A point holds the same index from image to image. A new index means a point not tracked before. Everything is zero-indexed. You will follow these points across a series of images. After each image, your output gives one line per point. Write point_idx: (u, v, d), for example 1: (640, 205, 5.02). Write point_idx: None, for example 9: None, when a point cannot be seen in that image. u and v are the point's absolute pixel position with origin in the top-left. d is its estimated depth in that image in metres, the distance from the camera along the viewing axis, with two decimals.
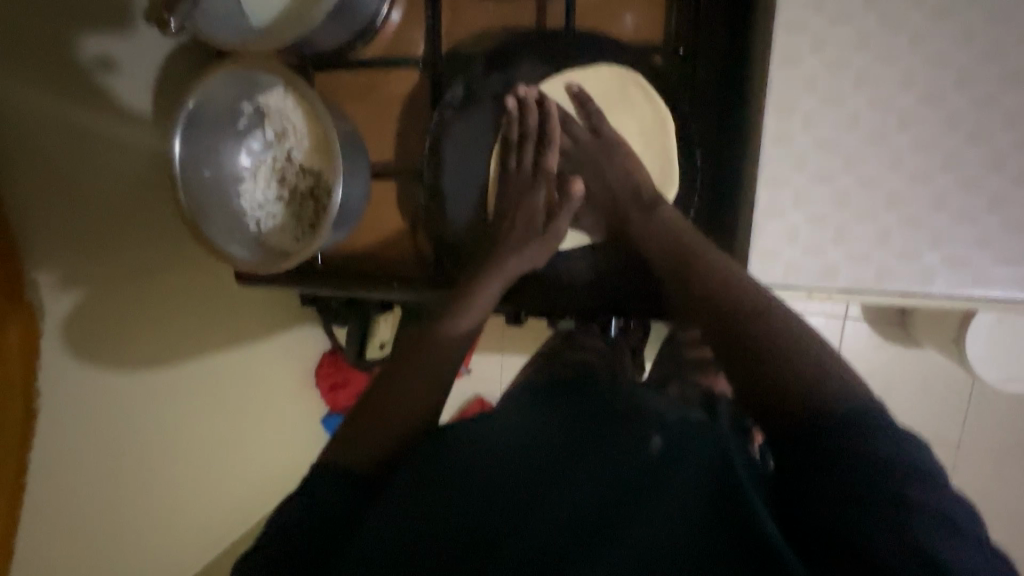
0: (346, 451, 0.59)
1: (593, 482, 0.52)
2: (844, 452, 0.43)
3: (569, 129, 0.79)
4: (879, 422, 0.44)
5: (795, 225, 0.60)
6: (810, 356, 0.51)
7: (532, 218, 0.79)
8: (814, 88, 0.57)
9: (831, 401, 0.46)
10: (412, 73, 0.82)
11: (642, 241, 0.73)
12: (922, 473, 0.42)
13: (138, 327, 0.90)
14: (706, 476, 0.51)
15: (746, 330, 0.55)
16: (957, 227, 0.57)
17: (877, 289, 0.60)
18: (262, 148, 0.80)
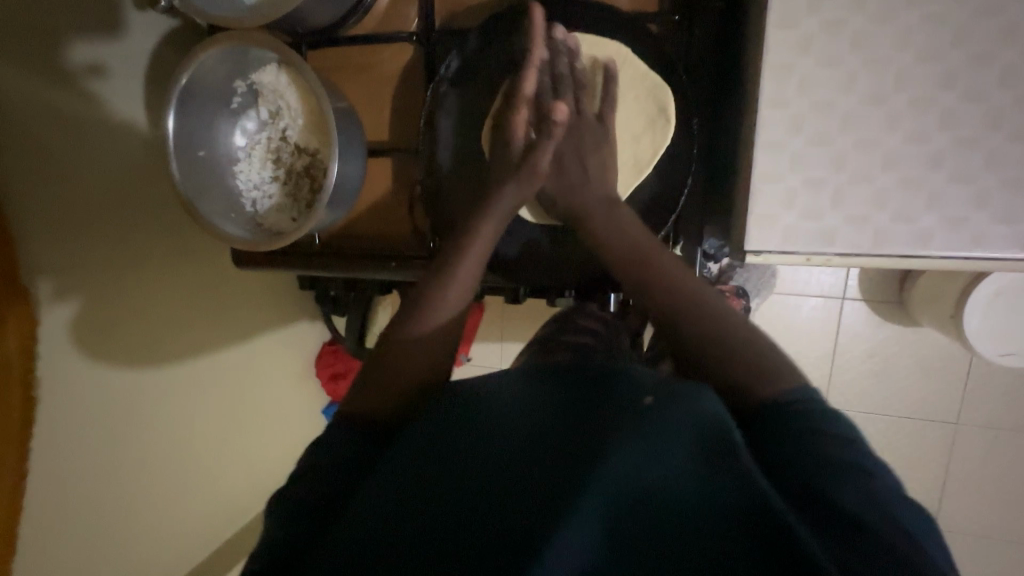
0: (341, 418, 0.50)
1: (566, 450, 0.39)
2: (801, 434, 0.40)
3: (577, 96, 0.68)
4: (828, 416, 0.41)
5: (793, 188, 0.59)
6: (754, 345, 0.47)
7: (508, 144, 0.67)
8: (809, 50, 0.56)
9: (777, 393, 0.43)
10: (405, 48, 0.79)
11: (610, 236, 0.59)
12: (883, 476, 0.38)
13: (142, 308, 0.94)
14: (698, 425, 0.39)
15: (681, 329, 0.49)
16: (954, 187, 0.55)
17: (875, 253, 0.58)
18: (257, 128, 0.81)
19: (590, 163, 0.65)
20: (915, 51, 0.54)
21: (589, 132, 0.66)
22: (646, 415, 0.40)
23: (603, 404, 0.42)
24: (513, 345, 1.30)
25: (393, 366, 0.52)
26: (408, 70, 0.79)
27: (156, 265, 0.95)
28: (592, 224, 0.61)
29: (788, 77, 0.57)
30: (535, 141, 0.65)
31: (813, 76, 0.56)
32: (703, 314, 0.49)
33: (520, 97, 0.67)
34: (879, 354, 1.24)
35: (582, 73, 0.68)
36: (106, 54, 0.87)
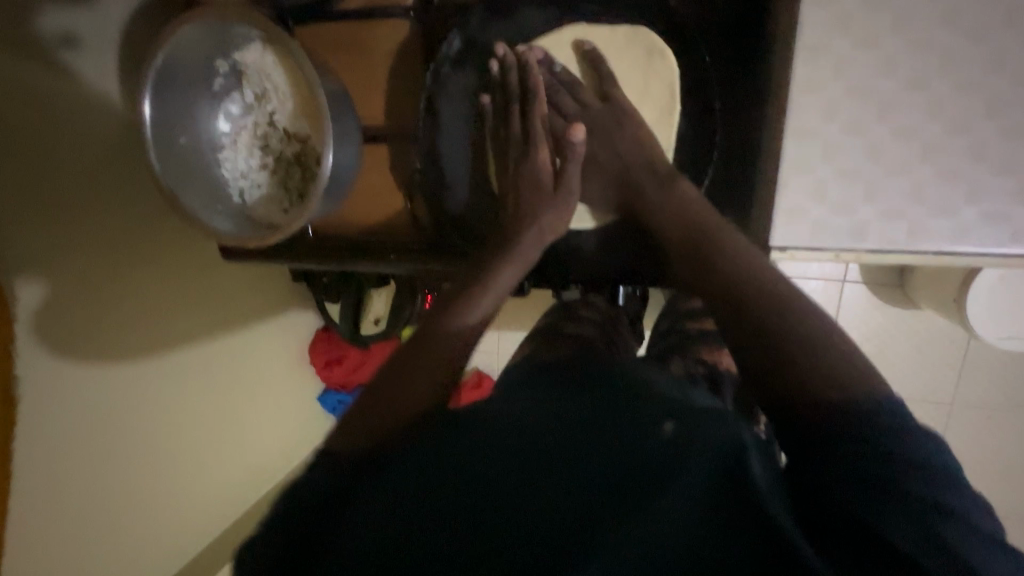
0: (339, 430, 0.45)
1: (592, 487, 0.38)
2: (867, 453, 0.36)
3: (577, 95, 0.68)
4: (901, 431, 0.37)
5: (823, 179, 0.55)
6: (828, 340, 0.42)
7: (538, 179, 0.65)
8: (847, 29, 0.51)
9: (850, 397, 0.38)
10: (401, 24, 0.72)
11: (664, 215, 0.61)
12: (956, 506, 0.34)
13: (116, 305, 0.88)
14: (724, 455, 0.37)
15: (751, 314, 0.45)
16: (996, 179, 0.52)
17: (909, 249, 0.55)
18: (242, 112, 0.75)
19: (623, 149, 0.65)
20: (963, 31, 0.50)
21: (609, 119, 0.66)
22: (678, 446, 0.38)
23: (629, 429, 0.41)
24: (512, 332, 1.27)
25: (395, 386, 0.47)
26: (404, 47, 0.73)
27: (147, 254, 0.92)
28: (649, 203, 0.63)
29: (823, 58, 0.52)
30: (560, 167, 0.65)
31: (850, 56, 0.52)
32: (761, 303, 0.45)
33: (535, 135, 0.66)
34: (877, 337, 1.22)
35: (567, 73, 0.68)
36: (79, 23, 0.79)
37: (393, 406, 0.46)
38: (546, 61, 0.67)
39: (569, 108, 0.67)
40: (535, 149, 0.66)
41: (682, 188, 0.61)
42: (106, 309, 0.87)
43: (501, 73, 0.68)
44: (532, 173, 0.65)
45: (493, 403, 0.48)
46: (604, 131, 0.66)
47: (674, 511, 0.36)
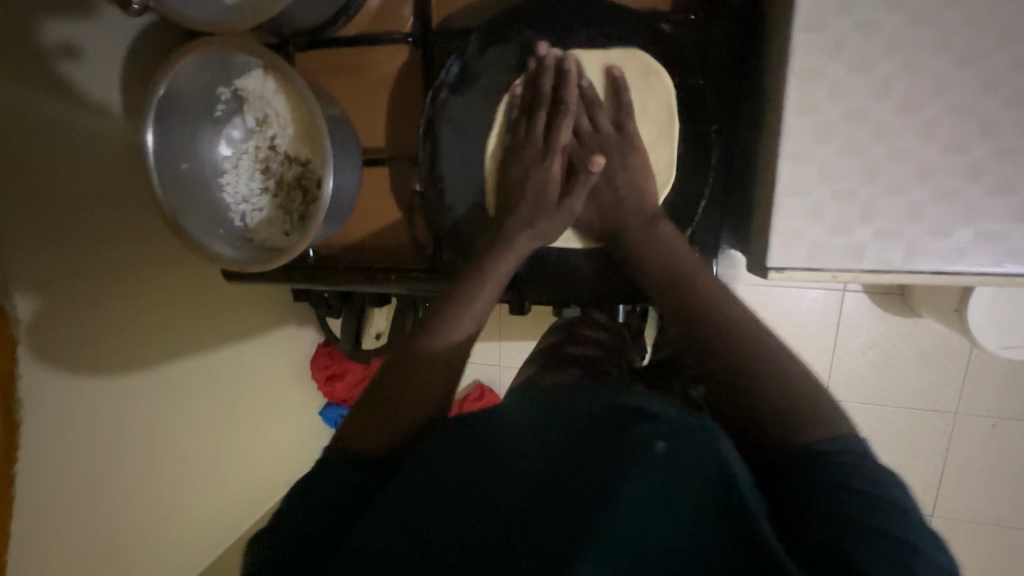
0: (346, 442, 0.46)
1: (572, 511, 0.35)
2: (836, 492, 0.36)
3: (592, 114, 0.64)
4: (866, 470, 0.37)
5: (819, 201, 0.55)
6: (796, 379, 0.43)
7: (542, 191, 0.63)
8: (840, 53, 0.52)
9: (821, 441, 0.39)
10: (400, 49, 0.73)
11: (656, 254, 0.60)
12: (924, 549, 0.34)
13: (134, 322, 0.91)
14: (705, 476, 0.36)
15: (729, 350, 0.46)
16: (991, 199, 0.52)
17: (906, 269, 0.55)
18: (244, 137, 0.76)
19: (621, 181, 0.64)
20: (955, 55, 0.50)
21: (617, 147, 0.64)
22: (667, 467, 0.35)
23: (610, 443, 0.38)
24: (513, 346, 1.27)
25: (397, 385, 0.49)
26: (403, 72, 0.74)
27: (149, 275, 0.92)
28: (628, 241, 0.63)
29: (817, 82, 0.53)
30: (567, 187, 0.64)
31: (844, 80, 0.52)
32: (735, 340, 0.47)
33: (552, 149, 0.63)
34: (880, 347, 1.22)
35: (592, 90, 0.64)
36: (83, 37, 0.80)
37: (404, 409, 0.48)
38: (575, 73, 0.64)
39: (585, 128, 0.64)
40: (547, 156, 0.63)
41: (663, 230, 0.62)
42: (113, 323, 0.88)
43: (536, 73, 0.65)
44: (541, 187, 0.63)
45: (464, 421, 0.45)
46: (609, 162, 0.64)
47: (653, 536, 0.34)
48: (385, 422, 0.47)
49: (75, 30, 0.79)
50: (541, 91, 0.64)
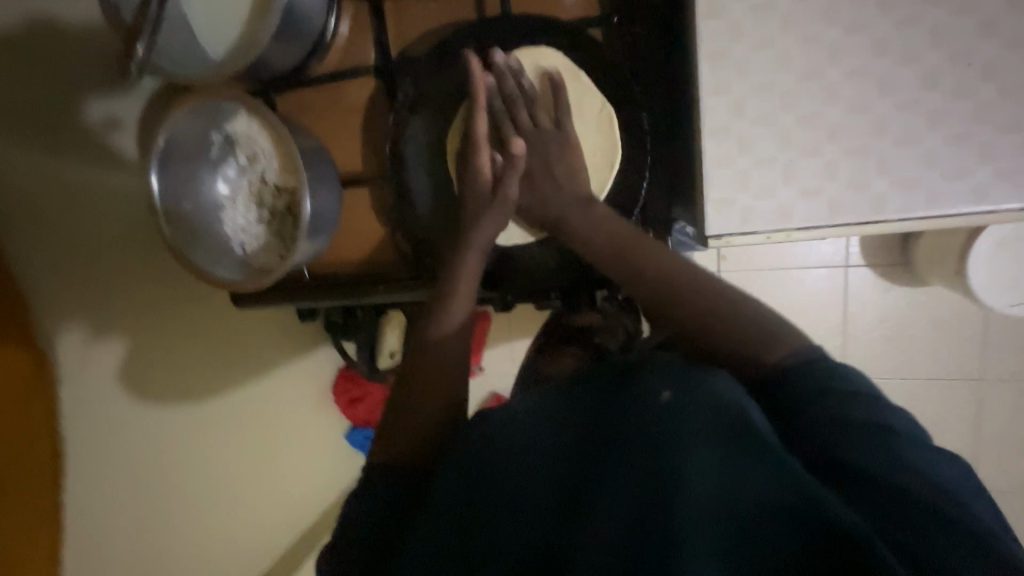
0: (377, 468, 0.52)
1: (621, 485, 0.35)
2: (807, 400, 0.41)
3: (532, 111, 0.70)
4: (835, 371, 0.42)
5: (744, 171, 0.60)
6: (748, 312, 0.48)
7: (479, 180, 0.67)
8: (741, 35, 0.58)
9: (783, 358, 0.44)
10: (366, 80, 0.82)
11: (580, 234, 0.62)
12: (892, 421, 0.39)
13: (167, 350, 1.03)
14: (719, 424, 0.34)
15: (680, 302, 0.51)
16: (900, 150, 0.56)
17: (832, 223, 0.59)
18: (237, 174, 0.84)
19: (559, 170, 0.67)
20: (843, 23, 0.55)
21: (553, 144, 0.68)
22: (672, 419, 0.35)
23: (631, 407, 0.37)
24: (520, 351, 1.33)
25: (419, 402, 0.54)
26: (372, 102, 0.83)
27: (181, 310, 1.04)
28: (569, 225, 0.64)
29: (724, 63, 0.58)
30: (501, 175, 0.67)
31: (748, 59, 0.58)
32: (693, 296, 0.50)
33: (478, 137, 0.68)
34: (893, 319, 1.25)
35: (530, 89, 0.71)
36: (116, 106, 0.94)
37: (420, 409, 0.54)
38: (511, 72, 0.70)
39: (524, 123, 0.69)
40: (477, 146, 0.68)
41: (597, 212, 0.63)
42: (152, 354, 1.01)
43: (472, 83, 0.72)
44: (473, 175, 0.68)
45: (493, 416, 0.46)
46: (545, 152, 0.68)
47: (711, 494, 0.33)
48: (411, 439, 0.52)
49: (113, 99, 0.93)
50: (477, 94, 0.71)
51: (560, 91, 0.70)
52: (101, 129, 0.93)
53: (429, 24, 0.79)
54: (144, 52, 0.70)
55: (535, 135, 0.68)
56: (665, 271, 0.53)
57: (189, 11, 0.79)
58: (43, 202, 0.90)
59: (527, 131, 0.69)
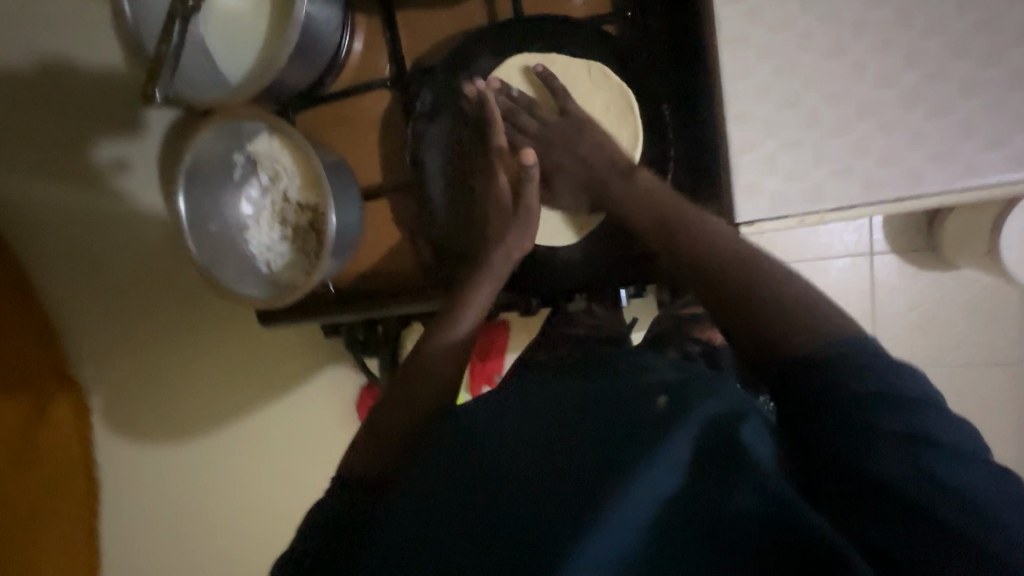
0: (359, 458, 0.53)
1: (587, 454, 0.40)
2: (836, 395, 0.42)
3: (534, 112, 0.73)
4: (879, 363, 0.42)
5: (771, 154, 0.59)
6: (783, 297, 0.48)
7: (499, 199, 0.71)
8: (759, 18, 0.57)
9: (825, 347, 0.44)
10: (383, 93, 0.83)
11: (629, 206, 0.65)
12: (940, 434, 0.39)
13: (189, 367, 1.07)
14: (711, 429, 0.40)
15: (723, 288, 0.52)
16: (934, 121, 0.54)
17: (868, 202, 0.57)
18: (260, 194, 0.86)
19: (586, 150, 0.70)
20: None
21: (568, 129, 0.71)
22: (667, 417, 0.40)
23: (625, 404, 0.43)
24: None
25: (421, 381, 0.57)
26: (389, 114, 0.83)
27: (195, 323, 1.05)
28: (613, 197, 0.67)
29: (745, 47, 0.58)
30: (519, 187, 0.70)
31: (768, 41, 0.57)
32: (730, 276, 0.52)
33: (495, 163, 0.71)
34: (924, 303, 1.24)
35: (523, 95, 0.73)
36: (129, 150, 0.96)
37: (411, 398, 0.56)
38: (502, 90, 0.73)
39: (530, 125, 0.73)
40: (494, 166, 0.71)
41: (640, 182, 0.66)
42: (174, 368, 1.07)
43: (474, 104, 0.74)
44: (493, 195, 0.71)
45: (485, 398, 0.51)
46: (550, 148, 0.72)
47: (667, 485, 0.38)
48: (398, 423, 0.55)
49: (126, 142, 0.96)
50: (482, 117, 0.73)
51: (552, 82, 0.72)
52: (112, 171, 0.97)
53: (442, 33, 0.80)
54: (167, 77, 0.72)
55: (548, 134, 0.72)
56: (703, 257, 0.54)
57: (206, 35, 0.81)
58: (58, 220, 0.98)
59: (537, 132, 0.72)
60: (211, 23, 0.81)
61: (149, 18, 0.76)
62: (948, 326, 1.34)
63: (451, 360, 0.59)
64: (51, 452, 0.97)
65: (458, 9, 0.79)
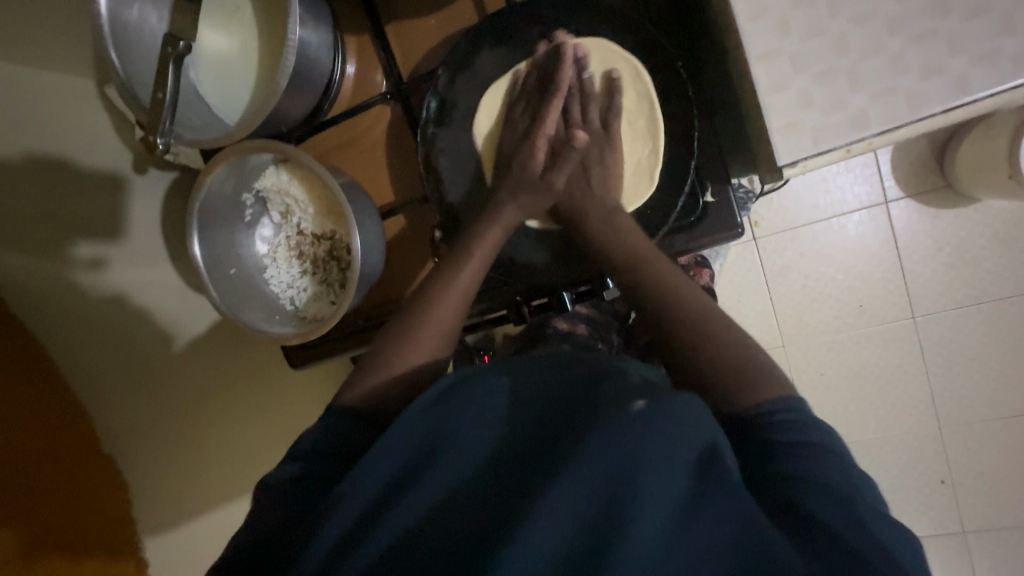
0: (339, 423, 0.58)
1: (556, 451, 0.45)
2: (775, 447, 0.49)
3: (584, 105, 0.76)
4: (809, 424, 0.50)
5: (803, 88, 0.57)
6: (740, 351, 0.56)
7: (527, 163, 0.74)
8: None
9: (754, 403, 0.52)
10: (383, 108, 0.82)
11: (613, 236, 0.69)
12: (860, 489, 0.46)
13: (220, 425, 1.11)
14: (684, 435, 0.45)
15: (685, 334, 0.58)
16: (969, 24, 0.53)
17: (916, 118, 0.55)
18: (274, 231, 0.84)
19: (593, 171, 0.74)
20: None
21: (597, 136, 0.76)
22: (645, 416, 0.45)
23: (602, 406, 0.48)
24: None
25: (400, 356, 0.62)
26: (392, 128, 0.82)
27: (225, 388, 1.12)
28: (599, 225, 0.71)
29: None
30: (547, 163, 0.74)
31: None
32: (704, 333, 0.57)
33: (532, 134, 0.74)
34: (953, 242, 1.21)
35: (589, 81, 0.75)
36: (109, 252, 0.96)
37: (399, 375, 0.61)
38: (580, 62, 0.74)
39: (573, 115, 0.76)
40: (532, 136, 0.74)
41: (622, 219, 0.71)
42: (202, 429, 1.08)
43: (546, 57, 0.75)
44: (525, 164, 0.74)
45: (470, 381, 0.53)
46: (589, 146, 0.75)
47: (633, 477, 0.43)
48: (378, 396, 0.59)
49: (104, 246, 0.95)
50: (536, 87, 0.76)
51: (616, 96, 0.75)
52: (84, 269, 0.91)
53: (434, 39, 0.80)
54: (168, 126, 0.70)
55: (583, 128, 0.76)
56: (674, 307, 0.60)
57: (196, 79, 0.77)
58: (69, 308, 0.89)
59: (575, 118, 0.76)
60: (199, 65, 0.78)
61: (138, 68, 0.72)
62: (982, 261, 1.30)
63: (437, 343, 0.64)
64: (95, 540, 0.91)
65: (447, 11, 0.79)
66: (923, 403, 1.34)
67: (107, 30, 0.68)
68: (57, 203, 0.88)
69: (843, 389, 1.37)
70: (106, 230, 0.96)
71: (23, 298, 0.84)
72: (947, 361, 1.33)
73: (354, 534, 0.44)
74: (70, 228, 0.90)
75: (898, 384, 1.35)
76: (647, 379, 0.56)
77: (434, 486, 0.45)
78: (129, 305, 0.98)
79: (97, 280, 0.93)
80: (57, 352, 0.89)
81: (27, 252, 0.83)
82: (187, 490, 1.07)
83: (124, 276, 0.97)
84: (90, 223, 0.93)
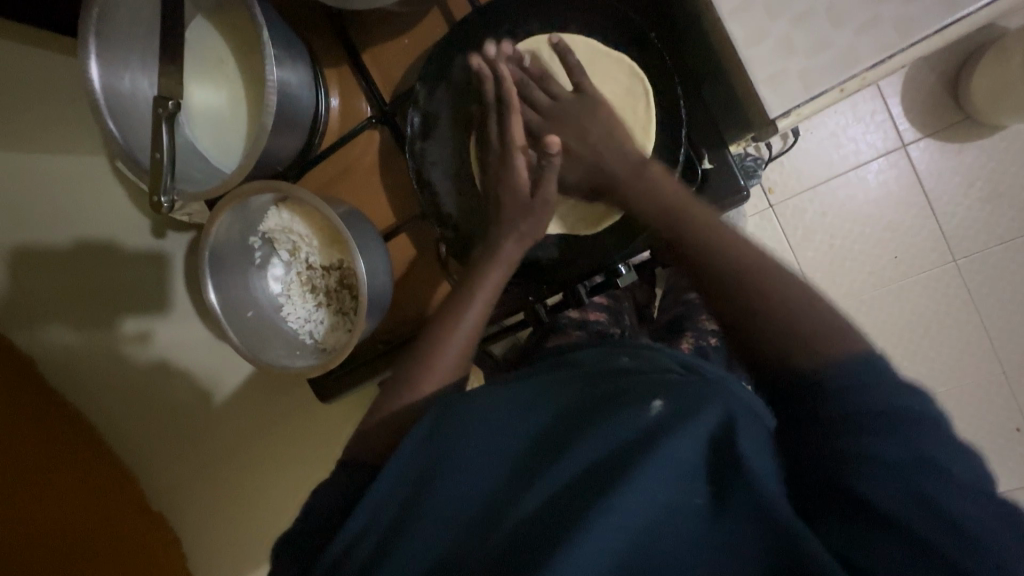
0: (372, 444, 0.58)
1: (572, 468, 0.44)
2: (842, 420, 0.45)
3: (546, 87, 0.74)
4: (884, 386, 0.45)
5: (784, 35, 0.56)
6: (801, 305, 0.53)
7: (515, 187, 0.71)
8: None
9: (817, 364, 0.48)
10: (373, 133, 0.83)
11: (642, 198, 0.66)
12: (940, 461, 0.42)
13: (258, 469, 1.09)
14: (709, 438, 0.43)
15: (744, 293, 0.55)
16: None
17: (908, 43, 0.53)
18: (285, 270, 0.86)
19: (596, 133, 0.71)
20: None
21: (580, 108, 0.72)
22: (668, 420, 0.44)
23: (618, 412, 0.46)
24: None
25: (422, 370, 0.63)
26: (382, 151, 0.84)
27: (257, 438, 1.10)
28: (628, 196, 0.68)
29: None
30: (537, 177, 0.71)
31: None
32: (755, 289, 0.55)
33: (511, 147, 0.72)
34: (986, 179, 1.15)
35: (535, 67, 0.74)
36: (155, 322, 1.00)
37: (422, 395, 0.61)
38: (513, 58, 0.73)
39: (544, 100, 0.74)
40: (511, 152, 0.72)
41: (652, 176, 0.67)
42: (245, 472, 1.09)
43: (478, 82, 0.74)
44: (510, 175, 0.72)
45: (484, 393, 0.54)
46: (575, 128, 0.72)
47: (661, 485, 0.41)
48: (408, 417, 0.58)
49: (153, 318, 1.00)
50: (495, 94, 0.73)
51: (568, 58, 0.72)
52: (131, 343, 0.97)
53: (409, 58, 0.82)
54: (170, 184, 0.71)
55: (560, 109, 0.73)
56: (724, 254, 0.58)
57: (192, 135, 0.81)
58: (113, 373, 0.96)
59: (550, 108, 0.73)
60: (194, 122, 0.81)
61: (136, 135, 0.75)
62: (1019, 188, 1.23)
63: (443, 373, 0.63)
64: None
65: (418, 30, 0.81)
66: (982, 345, 1.26)
67: (102, 103, 0.71)
68: (97, 283, 0.94)
69: (892, 347, 1.29)
70: (151, 302, 1.00)
71: (62, 361, 0.92)
72: (1001, 298, 1.25)
73: (385, 549, 0.45)
74: (117, 306, 0.96)
75: (950, 332, 1.27)
76: (680, 363, 0.58)
77: (463, 501, 0.46)
78: (176, 372, 1.02)
79: (137, 354, 0.98)
80: (92, 408, 0.97)
81: (64, 319, 0.90)
82: (236, 535, 1.08)
83: (173, 334, 1.02)
84: (140, 297, 0.99)
